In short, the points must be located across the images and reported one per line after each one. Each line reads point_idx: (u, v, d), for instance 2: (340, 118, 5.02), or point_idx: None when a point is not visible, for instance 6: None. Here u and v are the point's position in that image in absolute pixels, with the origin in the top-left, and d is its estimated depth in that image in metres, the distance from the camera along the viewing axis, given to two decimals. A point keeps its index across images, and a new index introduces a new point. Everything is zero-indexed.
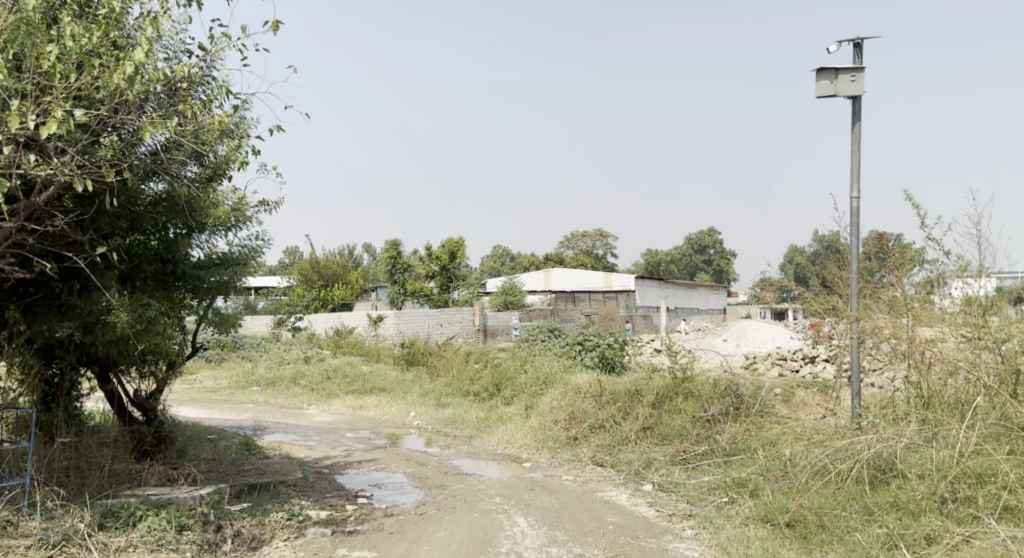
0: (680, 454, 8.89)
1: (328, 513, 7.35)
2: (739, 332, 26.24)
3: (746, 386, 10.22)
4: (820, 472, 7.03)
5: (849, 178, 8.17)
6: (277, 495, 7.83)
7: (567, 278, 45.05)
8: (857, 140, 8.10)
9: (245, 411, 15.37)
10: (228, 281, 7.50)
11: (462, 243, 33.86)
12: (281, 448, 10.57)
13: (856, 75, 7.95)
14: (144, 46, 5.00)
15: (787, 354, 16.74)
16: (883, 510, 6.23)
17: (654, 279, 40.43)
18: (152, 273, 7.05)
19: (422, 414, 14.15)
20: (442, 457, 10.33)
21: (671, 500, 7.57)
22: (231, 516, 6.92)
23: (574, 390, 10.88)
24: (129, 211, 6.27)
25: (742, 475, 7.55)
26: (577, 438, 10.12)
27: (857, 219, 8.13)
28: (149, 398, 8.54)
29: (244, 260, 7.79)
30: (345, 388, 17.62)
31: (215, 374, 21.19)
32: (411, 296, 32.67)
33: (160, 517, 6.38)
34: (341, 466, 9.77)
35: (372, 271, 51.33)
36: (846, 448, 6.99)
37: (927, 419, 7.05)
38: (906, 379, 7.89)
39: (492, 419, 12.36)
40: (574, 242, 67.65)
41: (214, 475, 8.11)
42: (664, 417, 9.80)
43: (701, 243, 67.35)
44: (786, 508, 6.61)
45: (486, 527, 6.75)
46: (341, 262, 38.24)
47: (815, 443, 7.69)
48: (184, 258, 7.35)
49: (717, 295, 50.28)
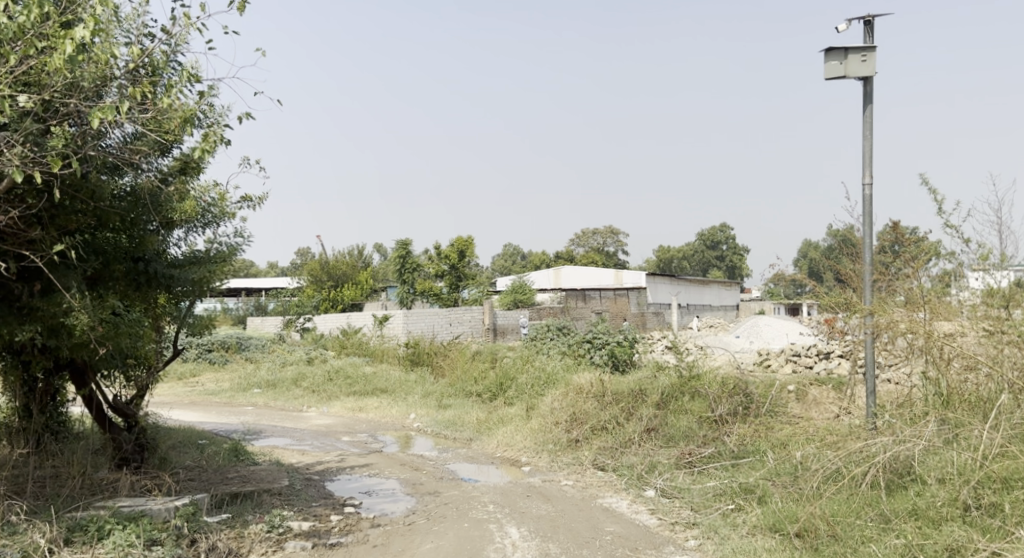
0: (686, 457, 8.45)
1: (311, 525, 6.97)
2: (752, 329, 25.75)
3: (756, 385, 9.76)
4: (832, 476, 6.62)
5: (861, 163, 7.73)
6: (260, 505, 7.45)
7: (577, 276, 44.64)
8: (870, 124, 7.65)
9: (241, 415, 15.02)
10: (205, 279, 7.08)
11: (471, 242, 33.45)
12: (273, 453, 10.20)
13: (867, 55, 7.49)
14: (90, 24, 4.59)
15: (802, 350, 15.96)
16: (901, 518, 5.79)
17: (665, 275, 39.90)
18: (123, 274, 6.64)
19: (423, 415, 13.76)
20: (439, 461, 9.94)
21: (675, 507, 7.14)
22: (207, 529, 6.52)
23: (575, 390, 10.47)
24: (93, 207, 5.87)
25: (750, 480, 7.11)
26: (578, 440, 9.70)
27: (869, 207, 7.68)
28: (129, 405, 8.17)
29: (223, 258, 7.40)
30: (347, 389, 17.28)
31: (218, 376, 20.88)
32: (420, 296, 32.25)
33: (128, 531, 5.99)
34: (333, 472, 9.38)
35: (383, 272, 51.07)
36: (861, 452, 6.55)
37: (947, 419, 6.59)
38: (924, 375, 7.47)
39: (493, 420, 11.95)
40: (585, 241, 67.10)
41: (193, 484, 7.72)
42: (669, 418, 9.34)
43: (714, 240, 66.83)
44: (796, 516, 6.16)
45: (475, 539, 6.35)
46: (350, 261, 37.92)
47: (828, 445, 7.25)
48: (158, 256, 6.92)
49: (730, 291, 49.70)
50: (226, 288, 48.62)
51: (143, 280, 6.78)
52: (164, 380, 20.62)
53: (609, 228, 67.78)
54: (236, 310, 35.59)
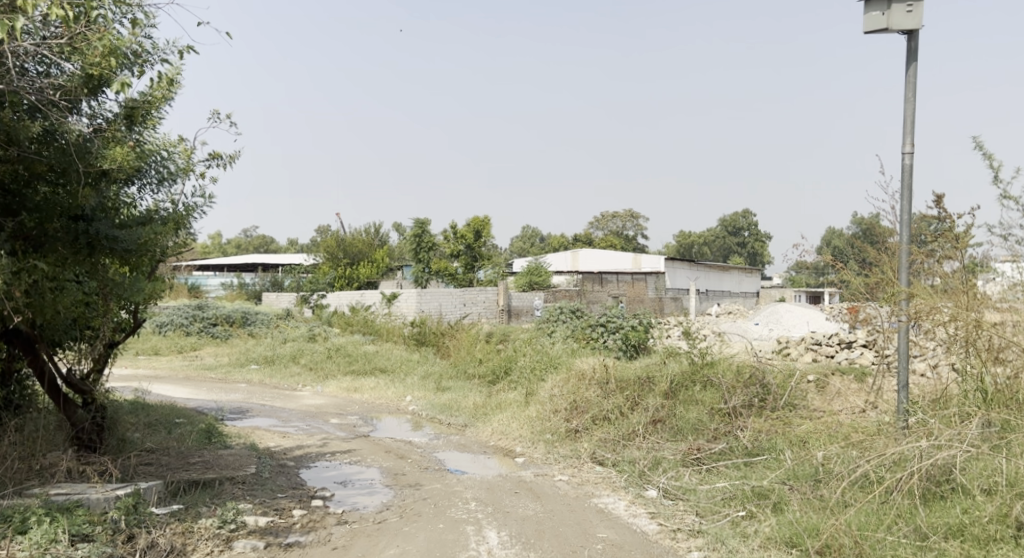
0: (693, 453, 7.63)
1: (269, 520, 6.25)
2: (772, 315, 24.83)
3: (775, 374, 8.90)
4: (860, 482, 5.79)
5: (902, 129, 6.81)
6: (219, 495, 6.75)
7: (593, 259, 43.72)
8: (913, 84, 6.70)
9: (233, 392, 14.35)
10: (152, 240, 6.22)
11: (488, 222, 32.72)
12: (250, 436, 9.50)
13: (913, 5, 6.52)
14: None
15: (823, 338, 15.11)
16: (941, 535, 4.96)
17: (684, 260, 38.94)
18: (62, 233, 5.94)
19: (420, 398, 13.02)
20: (427, 449, 9.17)
21: (678, 511, 6.34)
22: (151, 522, 5.82)
23: (577, 375, 9.68)
24: (11, 155, 5.24)
25: (764, 484, 6.26)
26: (578, 430, 8.88)
27: (909, 178, 6.78)
28: (86, 380, 7.38)
29: (177, 219, 6.68)
30: (345, 368, 16.58)
31: (218, 351, 20.27)
32: (436, 276, 31.35)
33: (55, 525, 5.30)
34: (310, 458, 8.66)
35: (400, 251, 50.40)
36: (892, 457, 5.71)
37: (994, 420, 5.75)
38: (963, 369, 6.63)
39: (490, 406, 11.18)
40: (605, 224, 66.08)
41: (149, 470, 7.08)
42: (678, 409, 8.54)
43: (736, 225, 65.53)
44: (816, 528, 5.32)
45: (447, 544, 5.58)
46: (364, 238, 37.27)
47: (853, 445, 6.41)
48: (104, 215, 6.15)
49: (751, 278, 48.60)
50: (240, 263, 48.29)
51: (84, 243, 6.01)
52: (163, 355, 20.01)
53: (629, 211, 66.68)
54: (252, 287, 34.93)
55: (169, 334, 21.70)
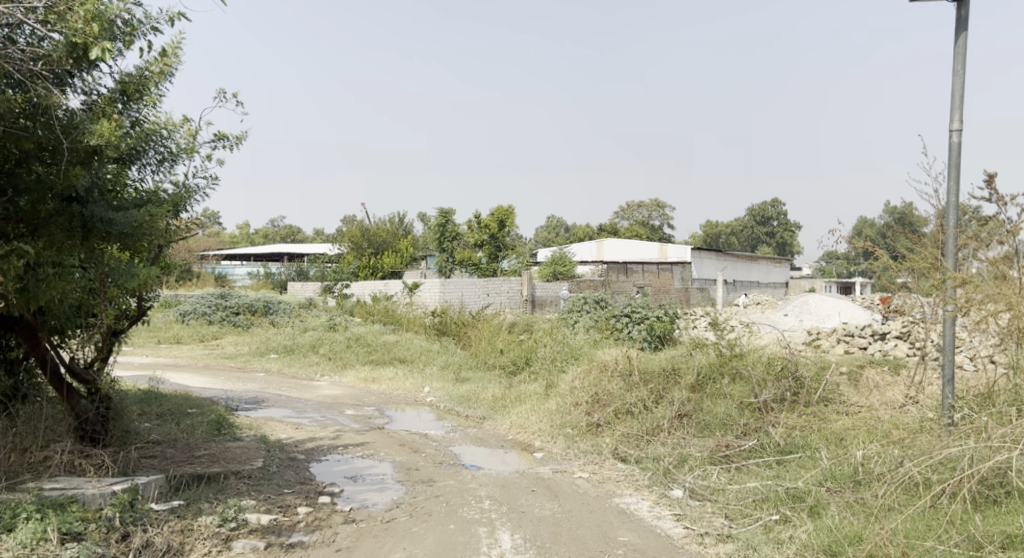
0: (721, 450, 7.22)
1: (272, 518, 5.94)
2: (802, 305, 24.10)
3: (807, 366, 8.45)
4: (904, 485, 5.34)
5: (949, 104, 6.32)
6: (223, 490, 6.46)
7: (618, 249, 43.15)
8: (963, 55, 6.20)
9: (250, 382, 14.10)
10: (148, 223, 5.92)
11: (512, 212, 32.29)
12: (262, 427, 9.22)
13: None
14: None
15: (856, 329, 14.56)
16: (996, 545, 4.53)
17: (711, 249, 38.23)
18: (55, 215, 5.64)
19: (438, 389, 12.71)
20: (443, 442, 8.83)
21: (705, 513, 5.94)
22: (148, 519, 5.52)
23: (599, 367, 9.29)
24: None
25: (799, 486, 5.84)
26: (600, 424, 8.49)
27: (957, 157, 6.29)
28: (90, 369, 7.08)
29: (177, 201, 6.40)
30: (364, 358, 16.32)
31: (238, 340, 20.08)
32: (459, 266, 31.02)
33: (44, 523, 5.02)
34: (321, 451, 8.36)
35: (424, 241, 50.19)
36: (940, 458, 5.27)
37: None
38: (1015, 362, 6.15)
39: (510, 397, 10.82)
40: (630, 214, 65.40)
41: (152, 463, 6.80)
42: (705, 403, 8.14)
43: (765, 215, 64.55)
44: (858, 536, 4.91)
45: (458, 547, 5.23)
46: (388, 228, 37.07)
47: (895, 444, 5.97)
48: (99, 196, 5.85)
49: (780, 268, 47.69)
50: (265, 253, 48.33)
51: (79, 225, 5.71)
52: (185, 343, 19.86)
53: (656, 201, 65.90)
54: (278, 275, 34.77)
55: (190, 323, 21.57)
